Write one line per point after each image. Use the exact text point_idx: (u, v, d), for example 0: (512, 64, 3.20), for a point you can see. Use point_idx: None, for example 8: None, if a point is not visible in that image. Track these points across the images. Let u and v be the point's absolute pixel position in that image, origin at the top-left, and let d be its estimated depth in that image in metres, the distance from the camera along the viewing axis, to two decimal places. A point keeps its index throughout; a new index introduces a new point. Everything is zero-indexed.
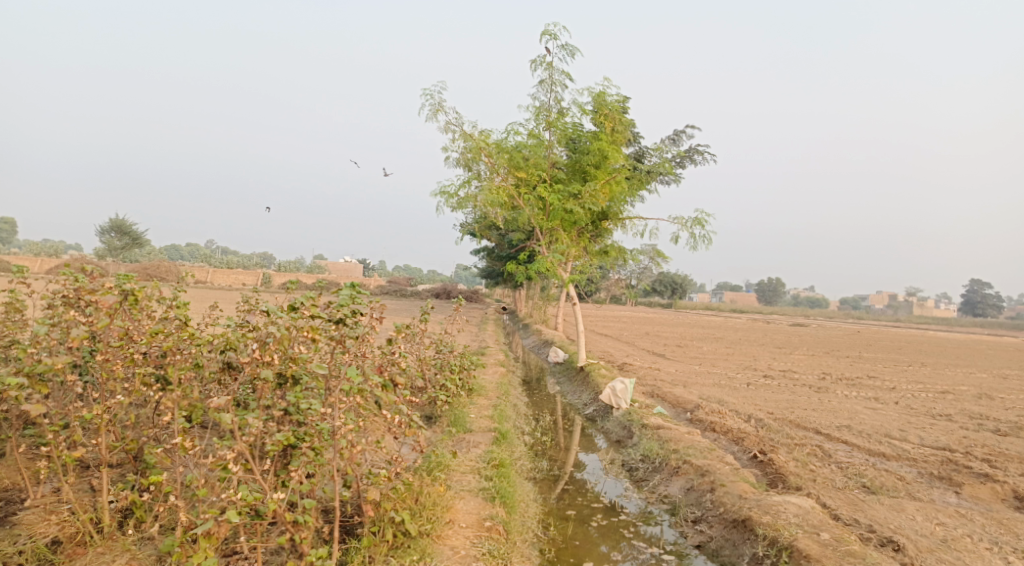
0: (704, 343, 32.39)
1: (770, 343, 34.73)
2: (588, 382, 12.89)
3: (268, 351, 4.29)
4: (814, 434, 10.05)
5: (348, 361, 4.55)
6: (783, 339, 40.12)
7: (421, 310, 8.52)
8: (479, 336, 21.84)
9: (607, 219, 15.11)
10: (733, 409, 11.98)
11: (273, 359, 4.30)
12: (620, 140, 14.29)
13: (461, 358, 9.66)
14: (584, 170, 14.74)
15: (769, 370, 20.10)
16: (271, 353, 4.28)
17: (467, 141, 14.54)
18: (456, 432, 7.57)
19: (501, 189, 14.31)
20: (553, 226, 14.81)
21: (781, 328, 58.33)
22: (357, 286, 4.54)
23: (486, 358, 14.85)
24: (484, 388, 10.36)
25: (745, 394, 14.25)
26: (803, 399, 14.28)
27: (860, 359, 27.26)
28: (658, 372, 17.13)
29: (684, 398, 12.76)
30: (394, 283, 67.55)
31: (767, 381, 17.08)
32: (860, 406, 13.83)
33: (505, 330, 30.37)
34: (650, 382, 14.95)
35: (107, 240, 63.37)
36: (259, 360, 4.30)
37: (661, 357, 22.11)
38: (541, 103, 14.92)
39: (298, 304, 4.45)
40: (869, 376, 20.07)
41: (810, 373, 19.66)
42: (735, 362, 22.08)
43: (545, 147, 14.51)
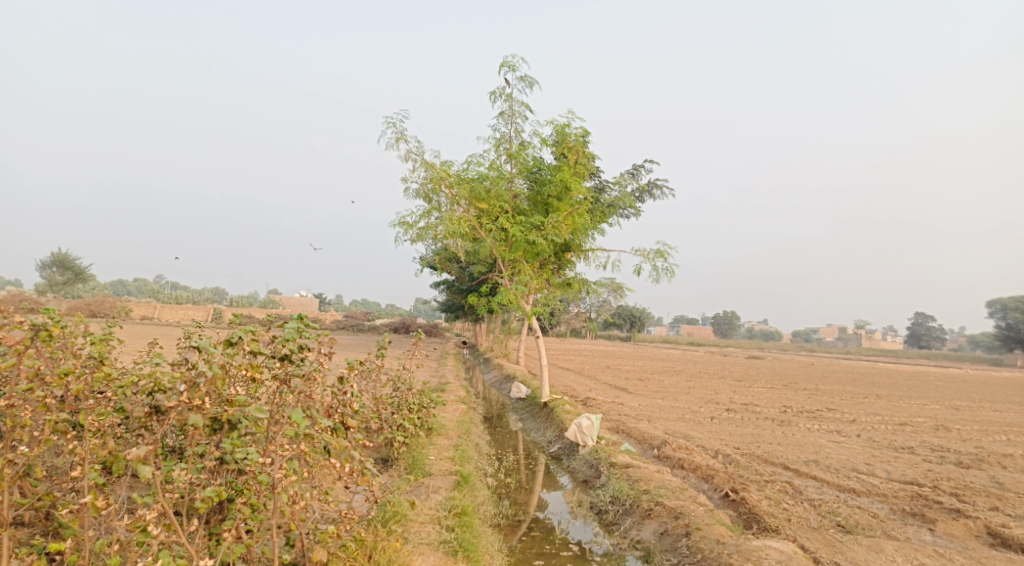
0: (665, 376, 32.32)
1: (729, 376, 34.91)
2: (552, 418, 12.50)
3: (198, 394, 3.80)
4: (783, 470, 9.83)
5: (293, 403, 4.11)
6: (741, 372, 40.40)
7: (379, 345, 8.09)
8: (439, 372, 21.30)
9: (570, 251, 14.93)
10: (699, 444, 11.72)
11: (205, 402, 3.83)
12: (582, 172, 14.21)
13: (420, 395, 9.18)
14: (545, 202, 14.56)
15: (732, 403, 20.01)
16: (199, 398, 3.77)
17: (427, 172, 14.26)
18: (415, 477, 7.10)
19: (462, 220, 14.01)
20: (516, 258, 14.55)
21: (738, 361, 58.94)
22: (304, 318, 4.12)
23: (447, 394, 14.37)
24: (444, 426, 9.88)
25: (710, 429, 14.04)
26: (767, 433, 14.13)
27: (818, 392, 27.52)
28: (622, 407, 16.84)
29: (649, 434, 12.47)
30: (352, 317, 66.43)
31: (731, 414, 16.94)
32: (824, 439, 13.73)
33: (465, 365, 29.84)
34: (614, 417, 14.64)
35: (50, 274, 60.92)
36: (187, 404, 3.80)
37: (624, 392, 21.87)
38: (502, 135, 14.79)
39: (235, 339, 4.00)
40: (829, 408, 20.14)
41: (772, 406, 19.62)
42: (697, 395, 21.97)
43: (506, 179, 14.32)
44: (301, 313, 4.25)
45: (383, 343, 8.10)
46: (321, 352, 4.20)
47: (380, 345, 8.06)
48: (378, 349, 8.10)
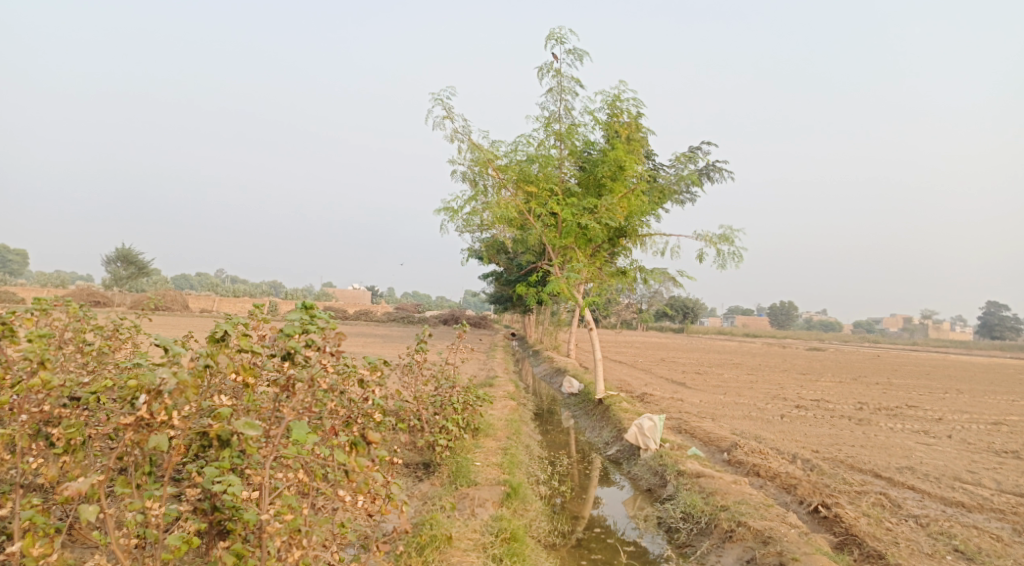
0: (724, 370, 30.82)
1: (793, 370, 33.20)
2: (608, 417, 11.56)
3: (164, 407, 3.40)
4: (874, 480, 8.69)
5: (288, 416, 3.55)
6: (804, 365, 38.41)
7: (418, 337, 7.41)
8: (488, 365, 20.53)
9: (626, 237, 13.90)
10: (774, 447, 10.61)
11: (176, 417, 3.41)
12: (638, 151, 13.16)
13: (466, 393, 8.26)
14: (598, 184, 13.58)
15: (800, 399, 18.67)
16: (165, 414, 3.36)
17: (473, 154, 13.50)
18: (458, 487, 6.33)
19: (510, 205, 13.17)
20: (567, 244, 13.64)
21: (799, 353, 56.45)
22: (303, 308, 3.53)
23: (495, 389, 13.59)
24: (493, 427, 9.07)
25: (782, 429, 12.89)
26: (846, 433, 12.88)
27: (891, 386, 25.75)
28: (683, 404, 15.75)
29: (716, 435, 11.42)
30: (402, 310, 66.35)
31: (802, 413, 15.66)
32: (911, 440, 12.43)
33: (515, 357, 29.10)
34: (675, 415, 13.62)
35: (114, 269, 62.87)
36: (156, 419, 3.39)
37: (682, 386, 20.75)
38: (551, 114, 13.89)
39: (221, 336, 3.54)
40: (909, 405, 18.59)
41: (846, 403, 18.16)
42: (761, 390, 20.67)
43: (556, 161, 13.41)
44: (305, 302, 3.68)
45: (424, 337, 7.41)
46: (323, 352, 3.64)
47: (419, 338, 7.38)
48: (416, 344, 7.43)
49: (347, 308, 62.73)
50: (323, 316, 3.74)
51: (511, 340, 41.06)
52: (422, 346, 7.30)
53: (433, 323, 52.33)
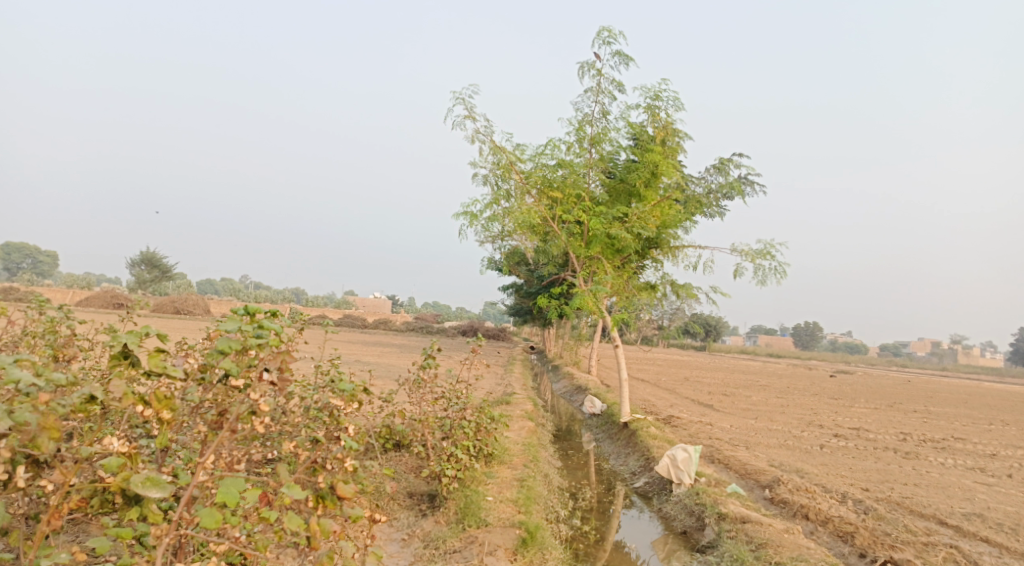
0: (752, 392, 29.52)
1: (824, 394, 31.85)
2: (634, 443, 10.60)
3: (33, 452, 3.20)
4: (940, 528, 7.66)
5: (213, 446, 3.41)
6: (834, 389, 36.95)
7: (427, 347, 6.58)
8: (506, 380, 19.59)
9: (658, 250, 12.94)
10: (819, 484, 9.59)
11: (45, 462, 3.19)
12: (674, 156, 12.29)
13: (479, 414, 7.37)
14: (630, 191, 12.71)
15: (838, 427, 17.52)
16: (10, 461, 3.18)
17: (496, 156, 12.74)
18: (467, 531, 5.46)
19: (533, 211, 12.34)
20: (593, 255, 12.76)
21: (828, 376, 54.63)
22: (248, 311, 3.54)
23: (511, 407, 12.71)
24: (509, 452, 8.19)
25: (824, 461, 11.83)
26: (895, 469, 11.79)
27: (931, 415, 24.39)
28: (713, 429, 14.69)
29: (754, 467, 10.42)
30: (422, 320, 65.63)
31: (843, 443, 14.50)
32: (969, 479, 11.31)
33: (533, 372, 28.16)
34: (706, 442, 12.61)
35: (137, 271, 63.14)
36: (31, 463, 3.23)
37: (710, 409, 19.67)
38: (583, 117, 13.13)
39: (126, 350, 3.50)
40: (956, 437, 17.34)
41: (888, 434, 16.93)
42: (793, 416, 19.53)
43: (585, 165, 12.55)
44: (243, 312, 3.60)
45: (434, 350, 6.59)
46: (258, 380, 3.57)
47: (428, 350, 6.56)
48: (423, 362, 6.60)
49: (365, 317, 62.11)
50: (266, 332, 3.65)
51: (530, 354, 40.02)
52: (431, 358, 6.51)
53: (452, 334, 51.57)
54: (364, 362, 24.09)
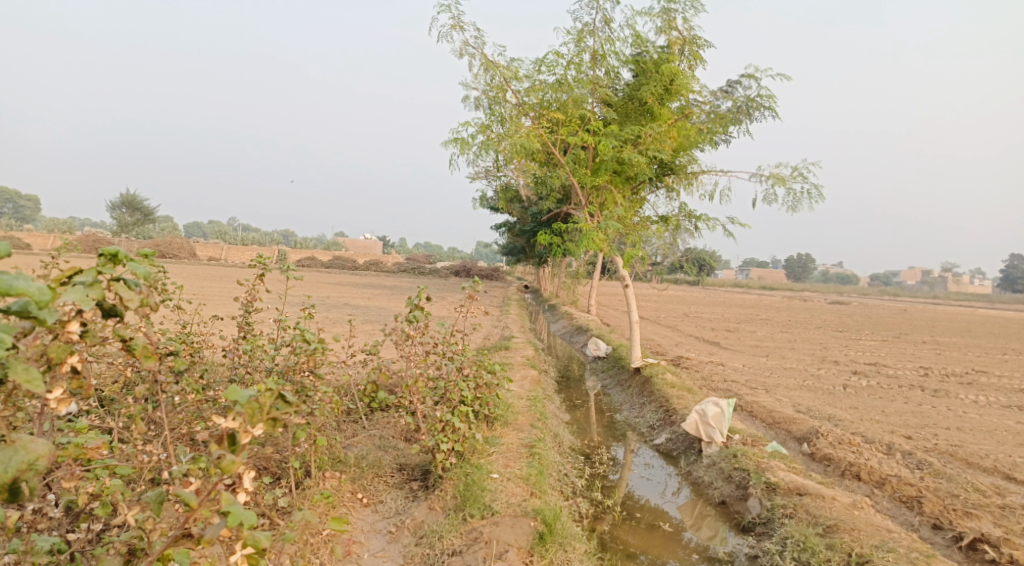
0: (754, 326, 28.67)
1: (827, 326, 31.15)
2: (648, 392, 9.60)
3: None
4: (1007, 485, 6.70)
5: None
6: (835, 321, 36.28)
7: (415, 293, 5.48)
8: (503, 322, 18.52)
9: (672, 176, 11.57)
10: (857, 432, 8.63)
11: None
12: (691, 68, 10.88)
13: (478, 369, 6.26)
14: (640, 109, 11.36)
15: (853, 363, 16.64)
16: None
17: (488, 73, 11.32)
18: (471, 523, 4.43)
19: (533, 134, 11.01)
20: (600, 184, 11.49)
21: (825, 307, 54.06)
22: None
23: (510, 353, 11.64)
24: (513, 412, 7.13)
25: (851, 404, 10.90)
26: (929, 410, 10.87)
27: (940, 346, 23.66)
28: (726, 371, 13.70)
29: (781, 414, 9.45)
30: (413, 260, 64.44)
31: (865, 381, 13.57)
32: (1011, 420, 10.40)
33: (529, 311, 27.20)
34: (722, 386, 11.66)
35: (119, 215, 61.36)
36: None
37: (717, 346, 18.78)
38: (584, 28, 11.68)
39: None
40: (975, 370, 16.52)
41: (907, 369, 16.03)
42: (804, 352, 18.66)
43: (590, 81, 11.16)
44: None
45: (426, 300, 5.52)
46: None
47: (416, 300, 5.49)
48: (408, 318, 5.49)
49: (355, 258, 60.76)
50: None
51: (525, 293, 38.97)
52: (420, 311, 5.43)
53: (444, 274, 50.53)
54: (352, 306, 22.96)
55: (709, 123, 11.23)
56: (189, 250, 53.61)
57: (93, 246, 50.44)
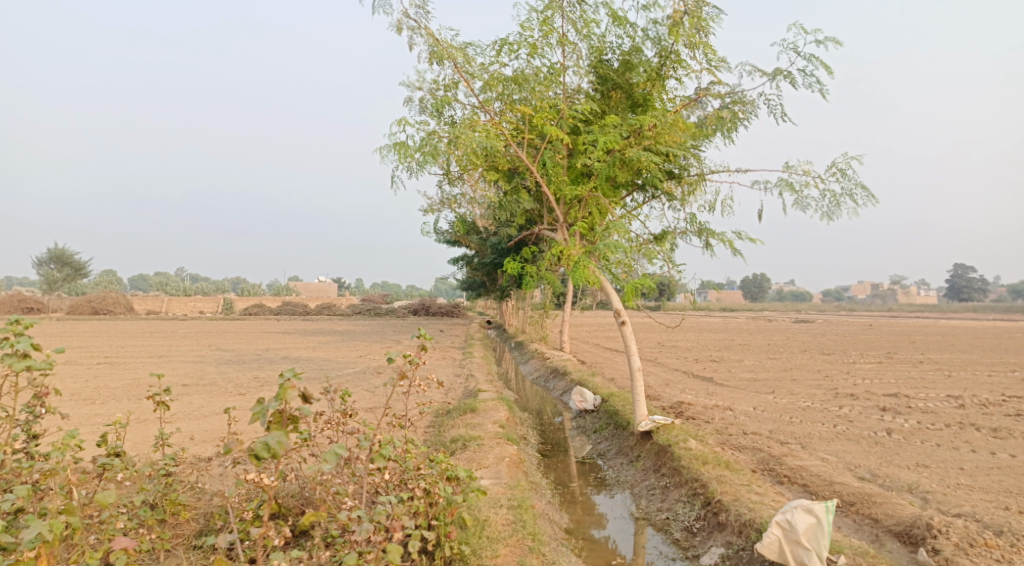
0: (738, 354, 26.42)
1: (812, 349, 29.21)
2: (666, 469, 7.16)
3: None
4: None
5: None
6: (816, 342, 34.45)
7: (277, 377, 3.89)
8: (465, 370, 15.85)
9: (671, 181, 9.19)
10: (967, 511, 6.26)
11: None
12: (691, 47, 8.66)
13: (412, 525, 4.00)
14: (627, 100, 9.13)
15: (872, 396, 14.38)
16: None
17: (435, 55, 8.93)
18: None
19: (494, 130, 8.59)
20: (583, 194, 9.08)
21: (793, 327, 52.33)
22: None
23: (476, 419, 8.95)
24: (489, 542, 4.71)
25: (916, 459, 8.58)
26: (1011, 460, 8.61)
27: (941, 366, 21.81)
28: (740, 419, 11.23)
29: (849, 488, 7.03)
30: (369, 301, 61.28)
31: (905, 422, 11.25)
32: None
33: (494, 351, 24.54)
34: (750, 444, 9.23)
35: (48, 271, 57.22)
36: None
37: (712, 383, 16.42)
38: (550, 5, 9.40)
39: None
40: (1008, 395, 14.48)
41: (937, 401, 13.74)
42: (810, 384, 16.42)
43: (563, 69, 8.92)
44: None
45: (294, 400, 3.91)
46: None
47: (276, 404, 3.86)
48: (254, 446, 3.80)
49: (306, 302, 57.20)
50: None
51: (486, 331, 36.19)
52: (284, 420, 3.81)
53: (402, 313, 47.68)
54: (291, 359, 19.90)
55: (712, 116, 8.98)
56: (126, 304, 49.79)
57: (17, 307, 46.39)
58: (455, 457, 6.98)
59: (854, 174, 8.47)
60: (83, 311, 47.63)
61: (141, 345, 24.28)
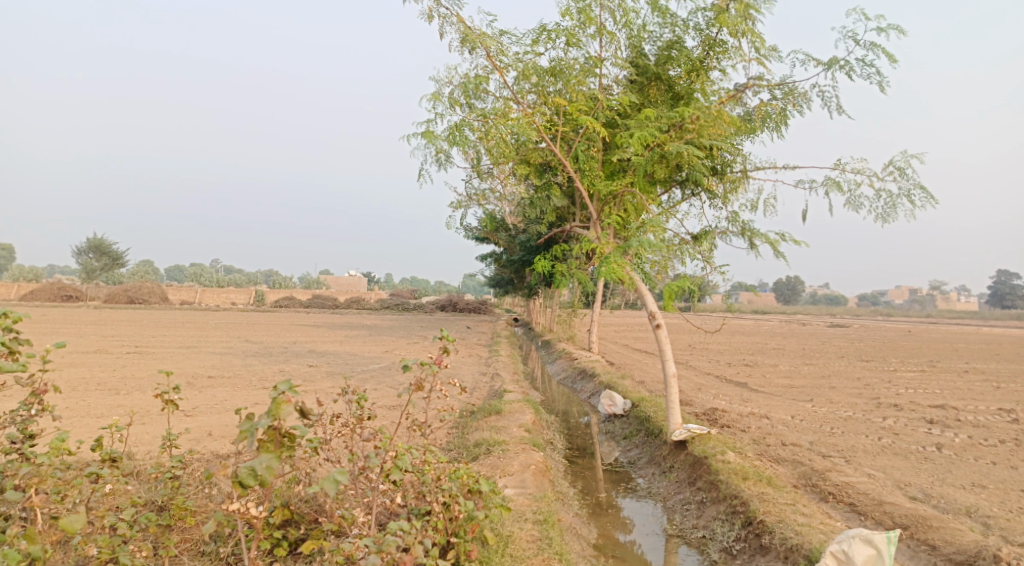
0: (772, 358, 25.72)
1: (849, 355, 28.35)
2: (701, 483, 6.75)
3: None
4: None
5: None
6: (852, 348, 33.51)
7: (270, 392, 3.67)
8: (492, 369, 15.52)
9: (712, 178, 8.73)
10: None
11: None
12: (737, 37, 8.19)
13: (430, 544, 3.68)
14: (667, 92, 8.69)
15: (916, 407, 13.72)
16: None
17: (466, 43, 8.57)
18: None
19: (527, 121, 8.21)
20: (618, 190, 8.66)
21: (828, 332, 51.03)
22: None
23: (501, 423, 8.60)
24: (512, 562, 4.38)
25: (970, 478, 8.02)
26: None
27: (987, 375, 20.94)
28: (778, 428, 10.71)
29: (901, 509, 6.54)
30: (397, 296, 61.38)
31: (954, 436, 10.64)
32: None
33: (521, 349, 24.17)
34: (790, 456, 8.74)
35: (86, 260, 58.29)
36: None
37: (746, 389, 15.87)
38: None
39: None
40: None
41: (987, 414, 13.04)
42: (850, 393, 15.78)
43: (601, 58, 8.51)
44: None
45: (288, 416, 3.68)
46: None
47: (267, 420, 3.63)
48: (241, 473, 3.56)
49: (335, 296, 57.47)
50: None
51: (514, 328, 35.85)
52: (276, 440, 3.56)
53: (430, 309, 47.54)
54: (317, 353, 19.76)
55: (758, 109, 8.49)
56: (160, 294, 50.47)
57: (55, 295, 47.26)
58: (478, 463, 6.64)
59: (912, 173, 8.02)
60: (119, 300, 48.41)
61: (170, 336, 24.35)
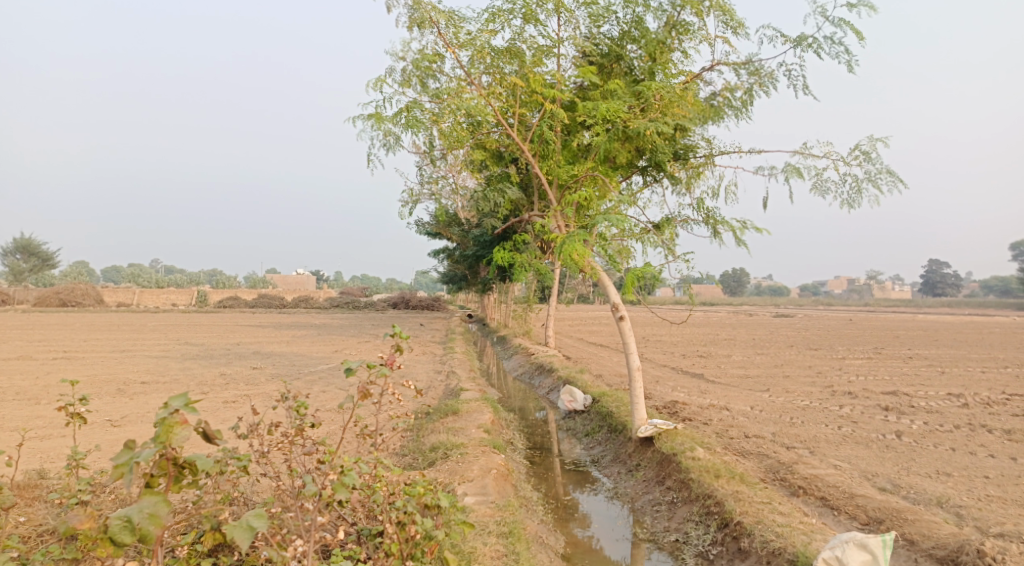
0: (725, 349, 25.86)
1: (799, 344, 28.78)
2: (671, 482, 6.45)
3: None
4: None
5: None
6: (801, 337, 34.08)
7: (155, 417, 3.11)
8: (446, 366, 15.00)
9: (675, 163, 8.44)
10: (1011, 530, 5.59)
11: None
12: (700, 16, 7.91)
13: None
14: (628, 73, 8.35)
15: (871, 394, 13.78)
16: None
17: (416, 19, 8.06)
18: None
19: (482, 103, 7.76)
20: (579, 175, 8.30)
21: (775, 321, 52.14)
22: None
23: (458, 423, 8.13)
24: None
25: (935, 466, 7.92)
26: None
27: (932, 361, 21.44)
28: (740, 420, 10.52)
29: (874, 501, 6.34)
30: (347, 294, 60.07)
31: (912, 423, 10.64)
32: None
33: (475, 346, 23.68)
34: (755, 448, 8.51)
35: (13, 261, 55.16)
36: None
37: (703, 381, 15.75)
38: None
39: None
40: (1008, 393, 14.00)
41: (939, 399, 13.18)
42: (805, 381, 15.82)
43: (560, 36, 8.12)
44: None
45: (181, 443, 3.13)
46: None
47: (153, 451, 3.08)
48: (115, 523, 3.04)
49: (282, 294, 55.81)
50: None
51: (467, 324, 35.31)
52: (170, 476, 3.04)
53: (381, 307, 46.57)
54: (262, 354, 18.85)
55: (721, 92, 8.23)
56: (95, 296, 48.07)
57: None
58: (435, 469, 6.16)
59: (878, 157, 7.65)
60: (50, 302, 45.92)
61: (103, 340, 22.97)
